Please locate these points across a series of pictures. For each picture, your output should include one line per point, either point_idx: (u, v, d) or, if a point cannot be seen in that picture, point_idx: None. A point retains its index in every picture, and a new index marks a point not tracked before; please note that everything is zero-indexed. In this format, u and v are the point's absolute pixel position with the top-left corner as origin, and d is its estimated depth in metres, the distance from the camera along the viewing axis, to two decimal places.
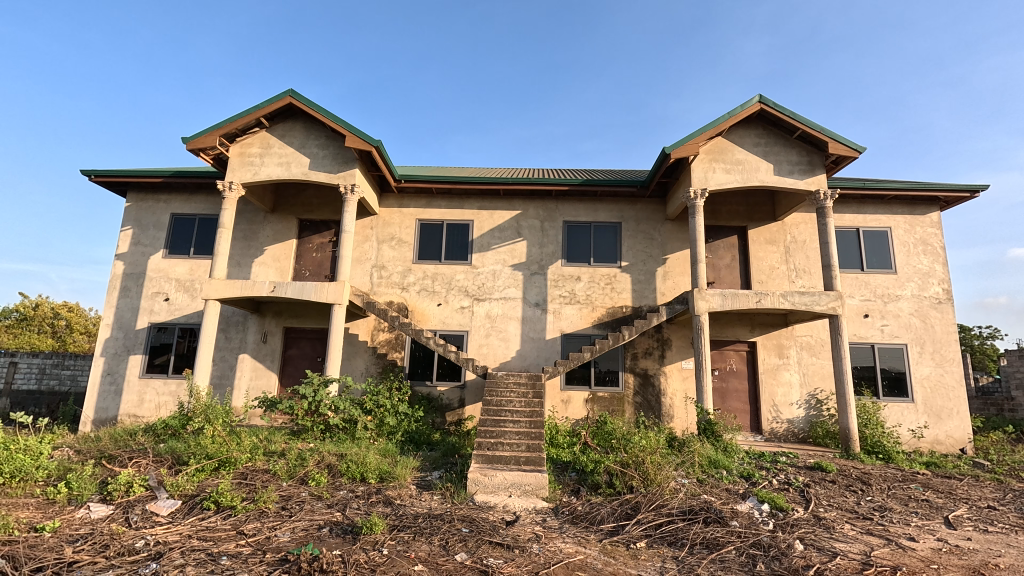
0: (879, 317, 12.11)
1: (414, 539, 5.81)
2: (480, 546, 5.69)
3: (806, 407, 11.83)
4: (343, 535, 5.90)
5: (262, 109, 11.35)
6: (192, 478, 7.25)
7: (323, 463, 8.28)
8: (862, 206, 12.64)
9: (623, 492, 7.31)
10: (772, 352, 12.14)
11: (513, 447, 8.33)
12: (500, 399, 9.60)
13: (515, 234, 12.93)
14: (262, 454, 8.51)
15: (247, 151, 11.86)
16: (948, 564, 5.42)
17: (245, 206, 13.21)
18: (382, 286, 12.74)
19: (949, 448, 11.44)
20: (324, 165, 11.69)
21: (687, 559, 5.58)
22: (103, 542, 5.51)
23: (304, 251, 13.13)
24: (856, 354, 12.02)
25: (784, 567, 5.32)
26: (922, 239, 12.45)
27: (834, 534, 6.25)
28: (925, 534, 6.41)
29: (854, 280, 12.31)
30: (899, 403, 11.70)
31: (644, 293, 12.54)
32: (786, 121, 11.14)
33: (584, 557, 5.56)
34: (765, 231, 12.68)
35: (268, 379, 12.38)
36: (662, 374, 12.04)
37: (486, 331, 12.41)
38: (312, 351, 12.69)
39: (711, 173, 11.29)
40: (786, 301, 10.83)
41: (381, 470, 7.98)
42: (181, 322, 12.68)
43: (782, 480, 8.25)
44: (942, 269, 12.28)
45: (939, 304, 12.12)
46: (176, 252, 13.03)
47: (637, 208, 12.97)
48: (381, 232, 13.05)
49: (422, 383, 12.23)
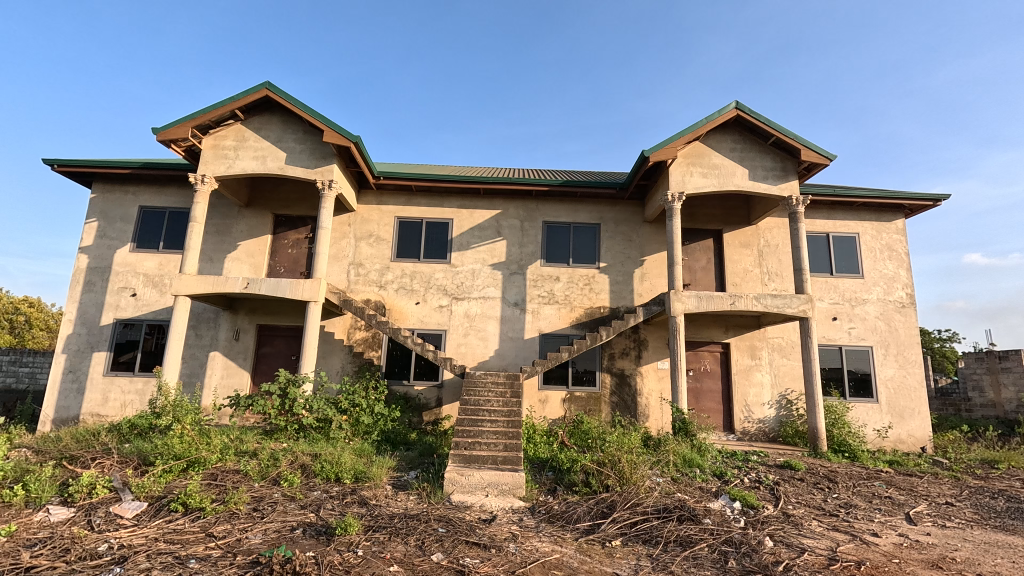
0: (847, 320, 12.50)
1: (389, 539, 5.75)
2: (457, 546, 5.67)
3: (776, 407, 12.14)
4: (317, 536, 5.81)
5: (237, 101, 11.07)
6: (159, 479, 7.02)
7: (297, 463, 8.14)
8: (832, 212, 13.03)
9: (599, 491, 7.39)
10: (744, 353, 12.41)
11: (490, 447, 8.31)
12: (478, 398, 9.59)
13: (495, 233, 12.91)
14: (233, 454, 8.30)
15: (221, 143, 11.56)
16: (909, 559, 5.62)
17: (218, 200, 12.87)
18: (359, 284, 12.58)
19: (910, 447, 11.87)
20: (300, 159, 11.46)
21: (661, 556, 5.66)
22: (63, 545, 5.30)
23: (280, 247, 12.88)
24: (825, 355, 12.39)
25: (754, 564, 5.44)
26: (888, 244, 12.89)
27: (802, 531, 6.43)
28: (887, 529, 6.65)
29: (823, 283, 12.69)
30: (865, 403, 12.10)
31: (623, 294, 12.68)
32: (761, 128, 11.39)
33: (561, 556, 5.59)
34: (739, 235, 12.96)
35: (240, 377, 12.11)
36: (639, 375, 12.19)
37: (465, 330, 12.37)
38: (286, 349, 12.46)
39: (689, 177, 11.47)
40: (759, 303, 11.06)
41: (356, 470, 7.87)
42: (149, 319, 12.29)
43: (752, 478, 8.45)
44: (906, 274, 12.75)
45: (903, 308, 12.57)
46: (145, 246, 12.62)
47: (616, 209, 13.10)
48: (360, 229, 12.89)
49: (399, 382, 12.13)
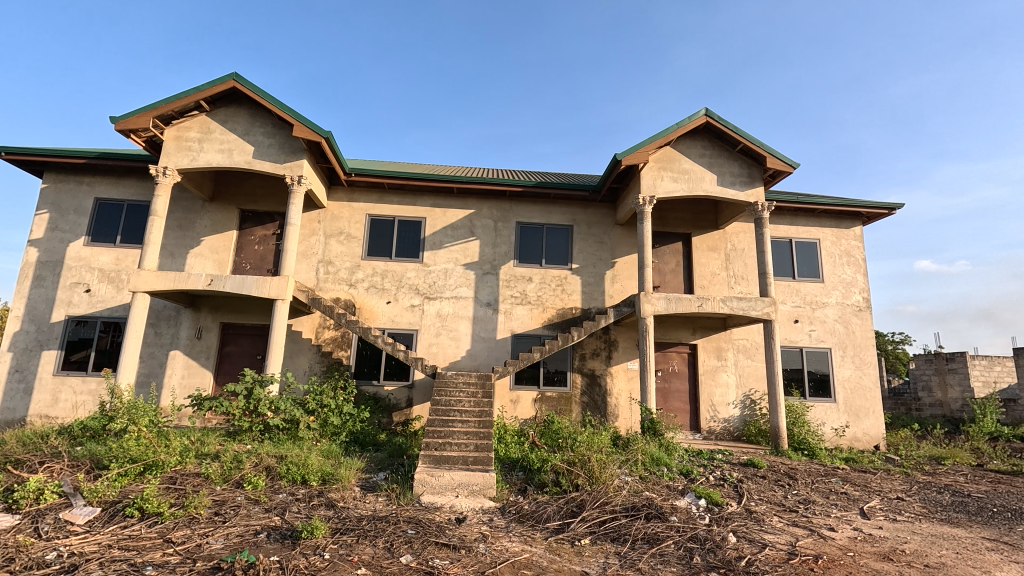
0: (808, 322, 12.97)
1: (357, 542, 5.66)
2: (427, 548, 5.63)
3: (741, 406, 12.49)
4: (282, 540, 5.67)
5: (202, 92, 10.71)
6: (113, 483, 6.71)
7: (261, 465, 7.92)
8: (795, 218, 13.49)
9: (569, 491, 7.45)
10: (711, 354, 12.73)
11: (461, 448, 8.27)
12: (449, 399, 9.53)
13: (468, 233, 12.87)
14: (193, 457, 8.02)
15: (184, 134, 11.16)
16: (863, 552, 5.87)
17: (181, 194, 12.42)
18: (329, 282, 12.34)
19: (865, 445, 12.40)
20: (268, 153, 11.17)
21: (629, 554, 5.75)
22: (7, 554, 5.02)
23: (246, 243, 12.52)
24: (787, 357, 12.81)
25: (718, 559, 5.59)
26: (846, 250, 13.43)
27: (764, 527, 6.64)
28: (843, 523, 6.93)
29: (786, 287, 13.12)
30: (824, 403, 12.57)
31: (594, 295, 12.82)
32: (730, 135, 11.70)
33: (530, 555, 5.61)
34: (707, 239, 13.29)
35: (202, 377, 11.72)
36: (609, 375, 12.35)
37: (437, 330, 12.29)
38: (252, 348, 12.12)
39: (660, 181, 11.69)
40: (726, 306, 11.36)
41: (324, 471, 7.71)
42: (104, 316, 11.76)
43: (717, 476, 8.67)
44: (862, 279, 13.30)
45: (860, 312, 13.11)
46: (101, 239, 12.07)
47: (589, 211, 13.24)
48: (330, 226, 12.65)
49: (368, 383, 11.95)
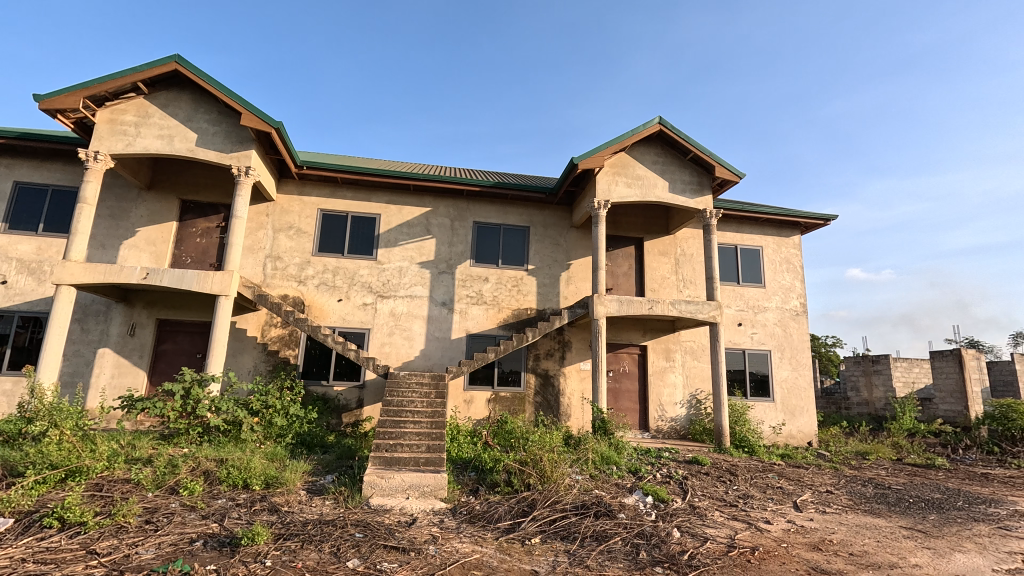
0: (750, 325, 13.61)
1: (302, 547, 5.47)
2: (375, 551, 5.51)
3: (687, 406, 12.95)
4: (220, 547, 5.40)
5: (140, 73, 10.06)
6: (29, 492, 6.19)
7: (199, 469, 7.52)
8: (740, 226, 14.13)
9: (521, 490, 7.50)
10: (660, 356, 13.13)
11: (413, 449, 8.17)
12: (401, 399, 9.38)
13: (424, 231, 12.72)
14: (122, 462, 7.52)
15: (119, 118, 10.45)
16: (795, 543, 6.21)
17: (114, 181, 11.62)
18: (276, 279, 11.88)
19: (799, 442, 13.14)
20: (213, 141, 10.63)
21: (578, 551, 5.85)
22: None
23: (186, 236, 11.86)
24: (730, 358, 13.39)
25: (662, 554, 5.77)
26: (786, 258, 14.19)
27: (706, 521, 6.92)
28: (778, 516, 7.32)
29: (730, 291, 13.72)
30: (763, 402, 13.23)
31: (549, 296, 12.96)
32: (681, 144, 12.12)
33: (481, 556, 5.61)
34: (659, 243, 13.71)
35: (135, 377, 11.00)
36: (562, 375, 12.52)
37: (390, 329, 12.06)
38: (191, 346, 11.50)
39: (614, 186, 11.96)
40: (674, 308, 11.76)
41: (267, 475, 7.41)
42: (23, 310, 10.83)
43: (664, 474, 8.95)
44: (800, 285, 14.10)
45: (797, 316, 13.89)
46: (20, 227, 11.12)
47: (545, 213, 13.38)
48: (279, 220, 12.18)
49: (317, 383, 11.58)
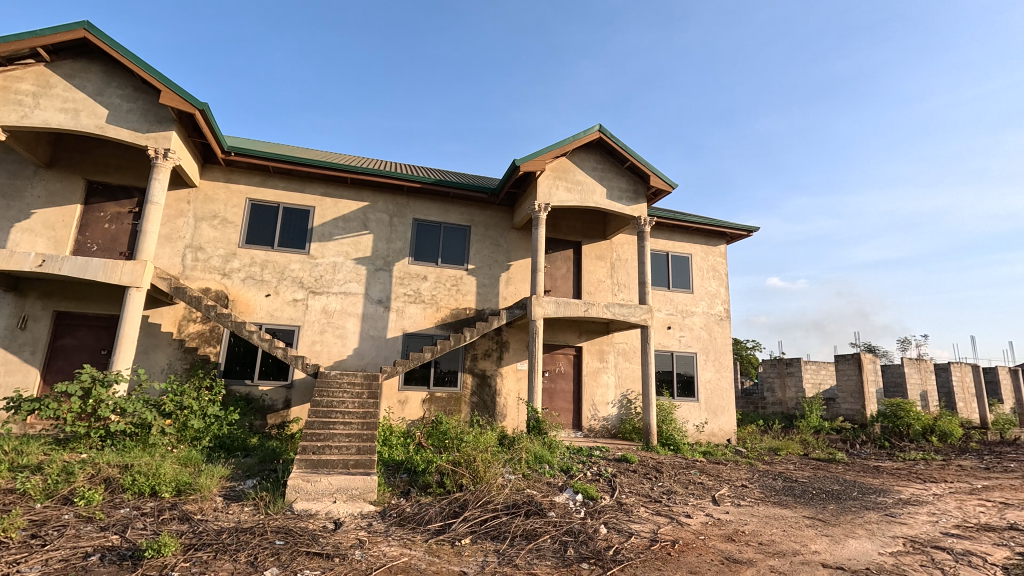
0: (678, 329, 14.29)
1: (215, 558, 5.14)
2: (296, 558, 5.26)
3: (618, 406, 13.39)
4: (120, 562, 4.96)
5: (40, 38, 9.06)
6: None
7: (99, 476, 6.87)
8: (672, 234, 14.80)
9: (453, 491, 7.44)
10: (594, 357, 13.49)
11: (342, 451, 7.90)
12: (331, 400, 9.03)
13: (361, 226, 12.34)
14: (5, 470, 6.74)
15: (14, 86, 9.37)
16: (712, 535, 6.58)
17: (6, 156, 10.40)
18: (197, 271, 11.10)
19: (720, 439, 13.94)
20: (126, 119, 9.77)
21: (507, 551, 5.88)
22: None
23: (92, 220, 10.82)
24: (660, 360, 13.99)
25: (589, 550, 5.92)
26: (713, 266, 15.02)
27: (631, 517, 7.18)
28: (698, 510, 7.72)
29: (661, 296, 14.33)
30: (688, 402, 13.92)
31: (488, 296, 12.96)
32: (619, 152, 12.53)
33: (409, 559, 5.51)
34: (596, 248, 14.09)
35: (25, 375, 9.90)
36: (498, 375, 12.56)
37: (321, 327, 11.60)
38: (93, 341, 10.44)
39: (555, 190, 12.16)
40: (609, 311, 12.13)
41: (179, 481, 6.90)
42: None
43: (594, 472, 9.19)
44: (724, 292, 14.97)
45: (721, 320, 14.73)
46: None
47: (486, 213, 13.37)
48: (201, 208, 11.39)
49: (240, 382, 10.92)
